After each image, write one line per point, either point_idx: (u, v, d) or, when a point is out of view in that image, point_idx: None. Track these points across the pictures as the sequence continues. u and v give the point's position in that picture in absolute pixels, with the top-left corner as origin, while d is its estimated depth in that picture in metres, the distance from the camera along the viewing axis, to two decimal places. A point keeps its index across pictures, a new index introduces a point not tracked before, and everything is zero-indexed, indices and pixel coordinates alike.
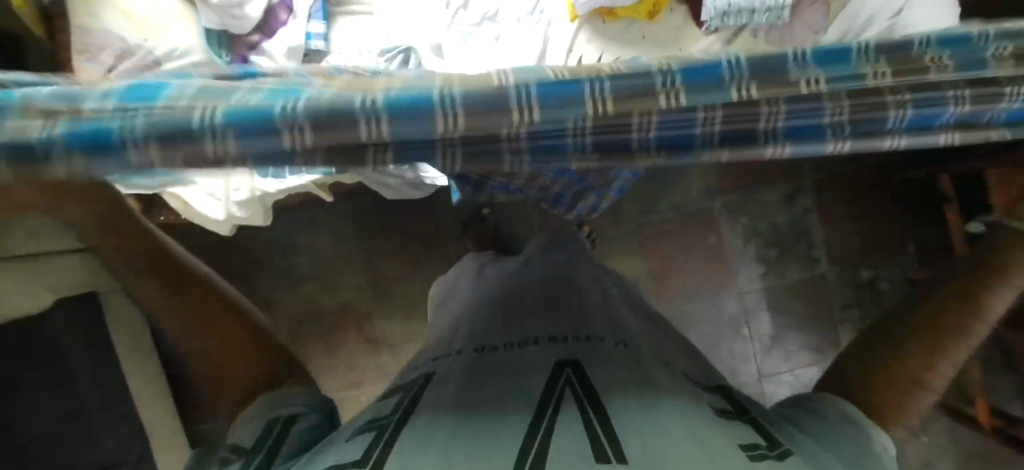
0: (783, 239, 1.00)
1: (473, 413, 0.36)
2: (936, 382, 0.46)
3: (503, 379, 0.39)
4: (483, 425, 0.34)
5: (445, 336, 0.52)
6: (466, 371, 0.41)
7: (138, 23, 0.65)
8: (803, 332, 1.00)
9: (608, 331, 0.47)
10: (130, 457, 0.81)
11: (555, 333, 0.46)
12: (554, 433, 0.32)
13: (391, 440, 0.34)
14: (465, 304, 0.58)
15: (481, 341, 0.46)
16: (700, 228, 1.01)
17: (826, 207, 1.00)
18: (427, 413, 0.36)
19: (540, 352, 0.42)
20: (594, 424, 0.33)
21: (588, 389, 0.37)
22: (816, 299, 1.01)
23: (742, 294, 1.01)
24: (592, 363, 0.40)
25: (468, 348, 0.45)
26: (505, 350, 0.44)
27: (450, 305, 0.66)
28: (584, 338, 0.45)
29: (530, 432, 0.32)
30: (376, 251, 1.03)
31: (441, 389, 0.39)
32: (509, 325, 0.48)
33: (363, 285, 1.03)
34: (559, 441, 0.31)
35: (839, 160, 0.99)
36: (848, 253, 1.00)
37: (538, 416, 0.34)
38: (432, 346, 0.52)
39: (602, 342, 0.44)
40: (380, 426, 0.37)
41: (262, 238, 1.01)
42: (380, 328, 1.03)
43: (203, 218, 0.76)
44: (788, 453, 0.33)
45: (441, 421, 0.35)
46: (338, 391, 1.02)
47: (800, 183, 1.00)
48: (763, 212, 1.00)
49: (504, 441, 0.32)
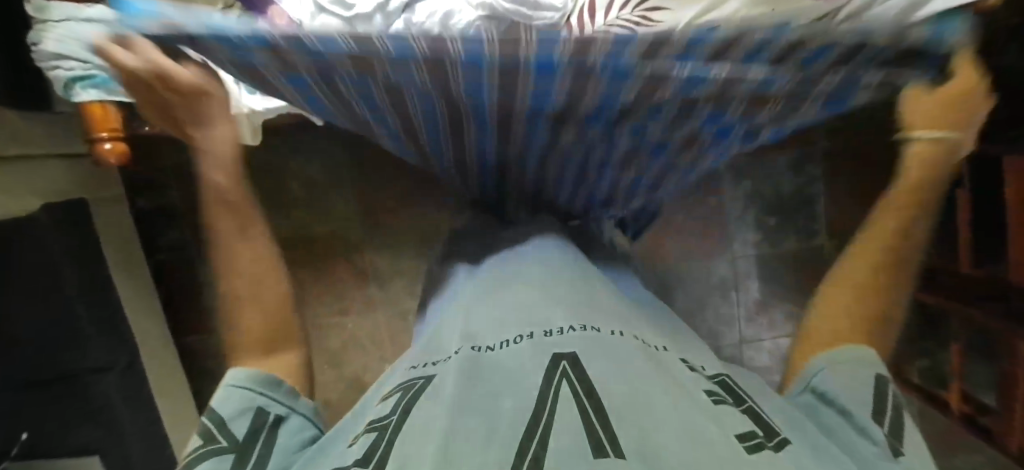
0: (784, 208, 0.98)
1: (466, 407, 0.30)
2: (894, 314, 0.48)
3: (499, 374, 0.34)
4: (478, 422, 0.29)
5: (438, 332, 0.47)
6: (460, 366, 0.35)
7: None
8: (790, 302, 1.01)
9: (603, 317, 0.42)
10: (119, 364, 0.85)
11: (550, 321, 0.40)
12: (554, 430, 0.27)
13: (392, 438, 0.30)
14: (465, 291, 0.54)
15: (473, 335, 0.41)
16: (702, 188, 0.98)
17: (834, 179, 0.97)
18: (425, 409, 0.32)
19: (535, 344, 0.37)
20: (592, 414, 0.28)
21: (587, 378, 0.31)
22: (808, 270, 1.00)
23: (735, 258, 1.00)
24: (591, 349, 0.35)
25: (465, 345, 0.39)
26: (500, 344, 0.39)
27: (444, 295, 0.58)
28: (581, 323, 0.39)
29: (530, 426, 0.28)
30: (369, 183, 1.01)
31: (437, 385, 0.34)
32: (502, 314, 0.43)
33: (354, 215, 1.02)
34: (556, 438, 0.26)
35: (855, 130, 0.95)
36: (848, 228, 0.98)
37: (536, 410, 0.29)
38: (425, 342, 0.47)
39: (600, 329, 0.38)
40: (380, 426, 0.33)
41: (252, 159, 0.98)
42: (369, 260, 1.04)
43: None
44: (786, 444, 0.30)
45: (437, 416, 0.30)
46: (326, 318, 1.04)
47: (812, 151, 0.96)
48: (769, 177, 0.97)
49: (498, 438, 0.27)
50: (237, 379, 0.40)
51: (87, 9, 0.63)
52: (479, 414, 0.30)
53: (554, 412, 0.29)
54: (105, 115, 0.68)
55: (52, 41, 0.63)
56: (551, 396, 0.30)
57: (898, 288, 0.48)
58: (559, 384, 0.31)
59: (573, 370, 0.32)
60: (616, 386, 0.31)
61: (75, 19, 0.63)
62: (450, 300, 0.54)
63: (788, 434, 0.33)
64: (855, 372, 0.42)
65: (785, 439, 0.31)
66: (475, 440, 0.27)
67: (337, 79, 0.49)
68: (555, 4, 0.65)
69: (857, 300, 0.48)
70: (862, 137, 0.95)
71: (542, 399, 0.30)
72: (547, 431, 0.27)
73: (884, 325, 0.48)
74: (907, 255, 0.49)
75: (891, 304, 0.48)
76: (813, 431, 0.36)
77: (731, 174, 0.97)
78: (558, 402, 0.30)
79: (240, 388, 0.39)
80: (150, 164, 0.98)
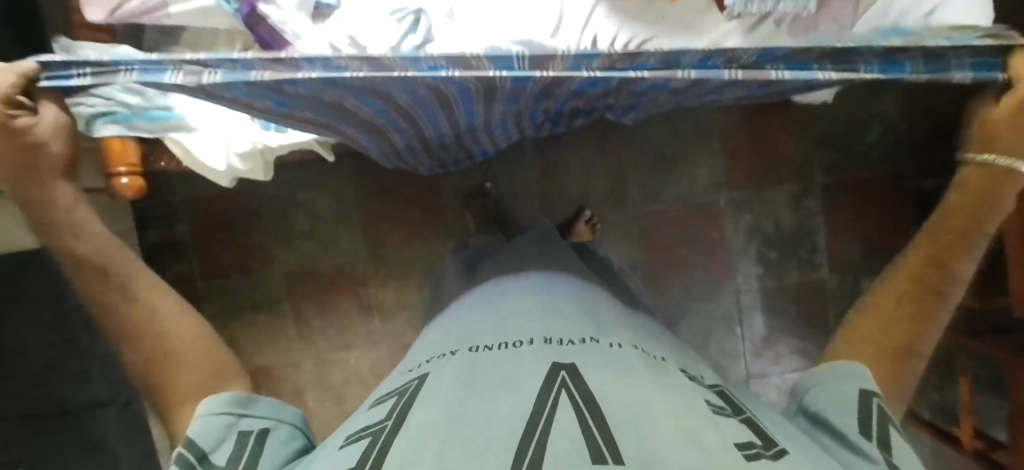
0: (786, 241, 0.99)
1: (464, 413, 0.31)
2: (925, 350, 0.42)
3: (496, 375, 0.35)
4: (475, 425, 0.30)
5: (438, 339, 0.49)
6: (461, 371, 0.37)
7: None
8: (796, 336, 1.01)
9: (604, 333, 0.43)
10: (119, 398, 0.82)
11: (552, 333, 0.42)
12: (551, 434, 0.28)
13: (388, 441, 0.31)
14: (469, 305, 0.55)
15: (475, 343, 0.43)
16: (704, 222, 0.99)
17: (835, 213, 0.98)
18: (423, 413, 0.33)
19: (535, 351, 0.39)
20: (592, 422, 0.29)
21: (586, 389, 0.33)
22: (812, 303, 1.00)
23: (738, 292, 1.00)
24: (592, 362, 0.37)
25: (464, 349, 0.42)
26: (500, 350, 0.40)
27: (447, 310, 0.60)
28: (581, 337, 0.41)
29: (528, 429, 0.29)
30: (373, 217, 1.02)
31: (437, 389, 0.36)
32: (504, 326, 0.44)
33: (360, 249, 1.03)
34: (555, 441, 0.28)
35: (853, 165, 0.97)
36: (850, 262, 0.99)
37: (534, 414, 0.30)
38: (425, 350, 0.49)
39: (598, 343, 0.41)
40: (375, 429, 0.34)
41: (263, 193, 1.00)
42: (374, 295, 1.04)
43: (203, 167, 0.75)
44: (785, 453, 0.30)
45: (434, 420, 0.31)
46: (329, 353, 1.04)
47: (810, 185, 0.98)
48: (769, 211, 0.99)
49: (497, 438, 0.28)
50: (206, 406, 0.39)
51: (112, 49, 0.67)
52: (477, 414, 0.31)
53: (552, 417, 0.30)
54: (124, 150, 0.71)
55: None
56: (549, 404, 0.31)
57: (932, 324, 0.42)
58: (559, 391, 0.32)
59: (573, 381, 0.33)
60: (615, 395, 0.32)
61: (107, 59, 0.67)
62: (451, 314, 0.56)
63: (787, 443, 0.34)
64: (841, 390, 0.41)
65: (784, 449, 0.32)
66: (474, 441, 0.28)
67: (376, 113, 0.57)
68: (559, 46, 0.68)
69: (880, 327, 0.43)
70: (858, 171, 0.97)
71: (541, 404, 0.31)
72: (544, 434, 0.28)
73: (914, 360, 0.42)
74: (950, 290, 0.42)
75: (925, 339, 0.42)
76: (800, 440, 0.37)
77: (732, 208, 0.99)
78: (557, 408, 0.31)
79: (213, 416, 0.39)
80: (161, 198, 1.00)
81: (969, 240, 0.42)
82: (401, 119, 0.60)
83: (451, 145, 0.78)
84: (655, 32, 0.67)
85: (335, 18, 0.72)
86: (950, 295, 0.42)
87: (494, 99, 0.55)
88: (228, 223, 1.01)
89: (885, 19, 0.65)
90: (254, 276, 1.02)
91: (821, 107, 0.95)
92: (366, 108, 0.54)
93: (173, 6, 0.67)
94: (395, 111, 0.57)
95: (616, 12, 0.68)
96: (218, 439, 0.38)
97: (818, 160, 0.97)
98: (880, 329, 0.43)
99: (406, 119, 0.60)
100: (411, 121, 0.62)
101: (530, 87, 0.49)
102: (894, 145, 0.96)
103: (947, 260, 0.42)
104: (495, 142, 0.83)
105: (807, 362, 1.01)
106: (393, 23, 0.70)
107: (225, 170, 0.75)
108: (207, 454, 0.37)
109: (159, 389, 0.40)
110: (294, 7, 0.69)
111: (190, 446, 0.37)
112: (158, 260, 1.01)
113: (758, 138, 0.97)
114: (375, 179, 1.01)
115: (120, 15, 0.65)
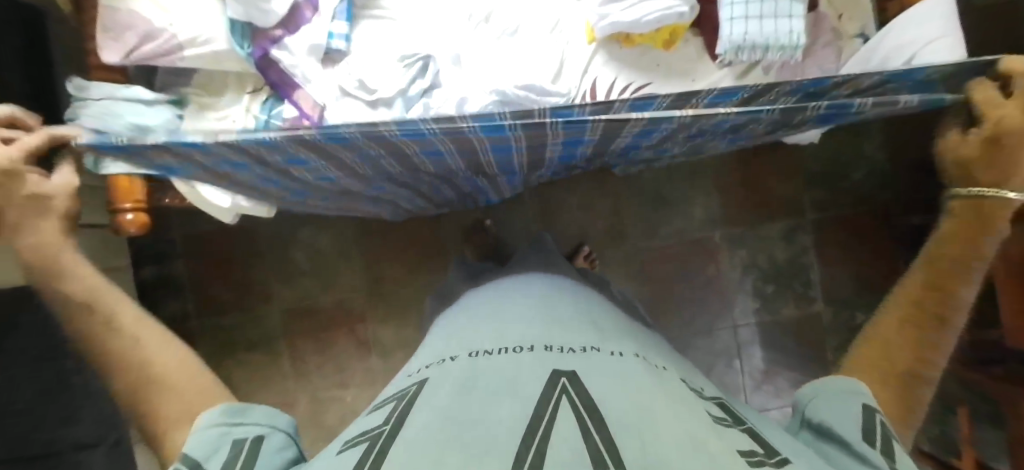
0: (781, 275, 1.01)
1: (461, 417, 0.32)
2: (932, 377, 0.41)
3: (496, 381, 0.36)
4: (473, 429, 0.30)
5: (438, 345, 0.50)
6: (460, 376, 0.38)
7: (165, 8, 0.68)
8: (795, 370, 1.01)
9: (606, 341, 0.44)
10: (109, 439, 0.80)
11: (552, 340, 0.42)
12: (551, 440, 0.28)
13: (386, 445, 0.32)
14: (463, 313, 0.55)
15: (474, 348, 0.43)
16: (700, 257, 1.01)
17: (826, 247, 1.01)
18: (422, 417, 0.33)
19: (536, 358, 0.39)
20: (592, 429, 0.30)
21: (586, 396, 0.33)
22: (809, 337, 1.01)
23: (736, 327, 1.01)
24: (592, 370, 0.37)
25: (463, 353, 0.42)
26: (501, 354, 0.40)
27: (447, 313, 0.62)
28: (583, 345, 0.42)
29: (527, 435, 0.29)
30: (373, 252, 1.02)
31: (436, 394, 0.36)
32: (503, 332, 0.45)
33: (359, 285, 1.03)
34: (556, 448, 0.28)
35: (842, 202, 1.00)
36: (844, 296, 1.01)
37: (534, 420, 0.31)
38: (426, 355, 0.50)
39: (600, 351, 0.41)
40: (372, 434, 0.35)
41: (264, 230, 1.01)
42: (373, 331, 1.03)
43: (208, 205, 0.76)
44: (786, 462, 0.31)
45: (433, 424, 0.32)
46: (325, 391, 1.02)
47: (802, 221, 1.01)
48: (763, 247, 1.01)
49: (497, 443, 0.29)
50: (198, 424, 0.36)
51: (121, 89, 0.68)
52: (477, 419, 0.31)
53: (552, 423, 0.30)
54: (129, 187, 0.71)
55: (89, 116, 0.66)
56: (549, 411, 0.31)
57: (936, 349, 0.41)
58: (560, 398, 0.33)
59: (573, 388, 0.34)
60: (615, 401, 0.33)
61: (111, 97, 0.68)
62: (449, 319, 0.57)
63: (786, 452, 0.34)
64: (844, 396, 0.40)
65: (786, 457, 0.32)
66: (474, 447, 0.28)
67: (377, 164, 0.61)
68: (560, 90, 0.73)
69: (883, 351, 0.42)
70: (847, 208, 1.00)
71: (541, 411, 0.32)
72: (545, 441, 0.28)
73: (923, 386, 0.41)
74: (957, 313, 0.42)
75: (933, 365, 0.41)
76: (785, 439, 0.37)
77: (726, 244, 1.01)
78: (558, 415, 0.31)
79: (200, 432, 0.35)
80: (162, 235, 1.00)
81: (968, 266, 0.42)
82: (400, 161, 0.62)
83: (449, 189, 0.80)
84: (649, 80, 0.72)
85: (344, 64, 0.75)
86: (953, 318, 0.42)
87: (482, 153, 0.59)
88: (227, 259, 1.01)
89: (867, 65, 0.70)
90: (253, 312, 1.01)
91: (807, 147, 0.99)
92: (369, 161, 0.59)
93: (189, 50, 0.68)
94: (395, 161, 0.61)
95: (612, 60, 0.73)
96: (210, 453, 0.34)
97: (808, 198, 1.01)
98: (883, 353, 0.42)
99: (403, 166, 0.64)
100: (408, 164, 0.64)
101: (512, 144, 0.53)
102: (881, 183, 0.99)
103: (951, 283, 0.42)
104: (499, 190, 0.87)
105: None
106: (401, 69, 0.73)
107: (230, 207, 0.76)
108: (201, 464, 0.33)
109: (152, 422, 0.38)
110: (306, 52, 0.72)
111: (182, 461, 0.33)
112: (154, 296, 1.00)
113: (750, 175, 1.01)
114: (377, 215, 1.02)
115: (135, 57, 0.67)
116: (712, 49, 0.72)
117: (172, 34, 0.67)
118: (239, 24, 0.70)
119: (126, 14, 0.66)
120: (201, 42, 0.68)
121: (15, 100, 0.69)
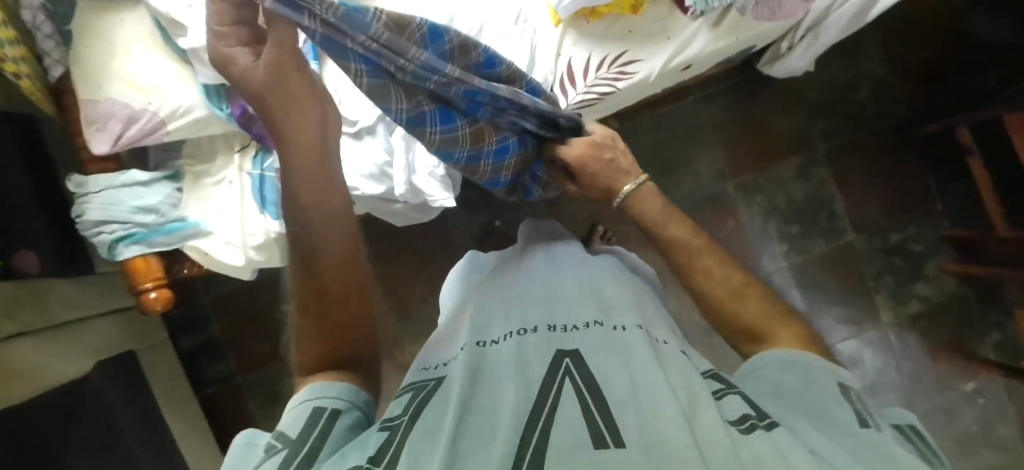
0: (804, 213, 0.98)
1: (470, 410, 0.31)
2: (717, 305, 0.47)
3: (506, 366, 0.35)
4: (483, 419, 0.30)
5: (441, 337, 0.45)
6: (467, 365, 0.35)
7: (143, 88, 0.69)
8: (839, 304, 0.96)
9: (617, 313, 0.40)
10: None
11: (555, 320, 0.40)
12: (552, 432, 0.28)
13: (404, 435, 0.31)
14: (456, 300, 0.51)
15: (481, 333, 0.40)
16: (719, 213, 0.98)
17: (843, 175, 0.97)
18: (438, 408, 0.32)
19: (540, 340, 0.37)
20: (597, 418, 0.28)
21: (591, 382, 0.31)
22: (847, 268, 0.97)
23: (769, 274, 0.97)
24: (598, 349, 0.35)
25: (471, 340, 0.39)
26: (505, 342, 0.38)
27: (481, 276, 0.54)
28: (585, 321, 0.39)
29: (530, 422, 0.29)
30: (394, 280, 1.01)
31: (449, 389, 0.34)
32: (508, 313, 0.42)
33: (387, 311, 1.02)
34: (558, 434, 0.27)
35: (849, 126, 0.97)
36: (874, 219, 0.97)
37: (537, 412, 0.29)
38: (428, 346, 0.45)
39: (604, 323, 0.38)
40: (391, 425, 0.33)
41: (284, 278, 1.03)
42: (412, 355, 1.01)
43: (222, 266, 0.76)
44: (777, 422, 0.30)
45: (443, 421, 0.31)
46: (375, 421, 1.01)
47: (814, 155, 0.98)
48: (780, 188, 0.98)
49: (501, 431, 0.28)
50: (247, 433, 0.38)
51: (120, 176, 0.71)
52: (484, 410, 0.31)
53: (556, 411, 0.29)
54: (141, 266, 0.72)
55: (94, 210, 0.69)
56: (552, 397, 0.31)
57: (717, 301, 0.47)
58: (564, 387, 0.31)
59: (577, 370, 0.33)
60: (616, 382, 0.31)
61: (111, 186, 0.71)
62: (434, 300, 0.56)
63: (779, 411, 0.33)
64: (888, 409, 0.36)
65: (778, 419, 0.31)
66: (479, 445, 0.28)
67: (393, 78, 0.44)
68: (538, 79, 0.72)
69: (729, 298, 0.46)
70: (860, 130, 0.97)
71: (543, 396, 0.31)
72: (546, 426, 0.28)
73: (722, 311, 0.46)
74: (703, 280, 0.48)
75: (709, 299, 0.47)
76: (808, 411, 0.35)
77: (740, 193, 0.98)
78: (560, 403, 0.30)
79: (306, 401, 0.37)
80: (188, 304, 1.02)
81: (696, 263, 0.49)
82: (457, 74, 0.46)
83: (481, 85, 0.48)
84: (621, 47, 0.70)
85: None
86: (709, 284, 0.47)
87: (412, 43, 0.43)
88: (260, 314, 1.03)
89: None
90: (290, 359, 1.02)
91: (804, 78, 0.97)
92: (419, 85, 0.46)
93: (171, 123, 0.70)
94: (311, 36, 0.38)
95: (583, 37, 0.72)
96: (248, 444, 0.36)
97: (814, 129, 0.98)
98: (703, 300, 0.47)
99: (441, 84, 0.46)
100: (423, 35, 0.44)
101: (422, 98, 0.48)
102: (888, 98, 0.96)
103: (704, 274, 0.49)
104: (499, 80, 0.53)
105: (859, 329, 0.96)
106: None
107: (244, 264, 0.75)
108: (283, 431, 0.34)
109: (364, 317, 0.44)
110: None
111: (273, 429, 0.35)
112: (200, 362, 1.03)
113: (751, 122, 0.98)
114: (388, 241, 1.01)
115: (123, 141, 0.68)
116: (680, 2, 0.69)
117: (154, 112, 0.69)
118: (213, 86, 0.70)
119: (105, 104, 0.68)
120: (182, 113, 0.69)
121: (25, 203, 0.72)
